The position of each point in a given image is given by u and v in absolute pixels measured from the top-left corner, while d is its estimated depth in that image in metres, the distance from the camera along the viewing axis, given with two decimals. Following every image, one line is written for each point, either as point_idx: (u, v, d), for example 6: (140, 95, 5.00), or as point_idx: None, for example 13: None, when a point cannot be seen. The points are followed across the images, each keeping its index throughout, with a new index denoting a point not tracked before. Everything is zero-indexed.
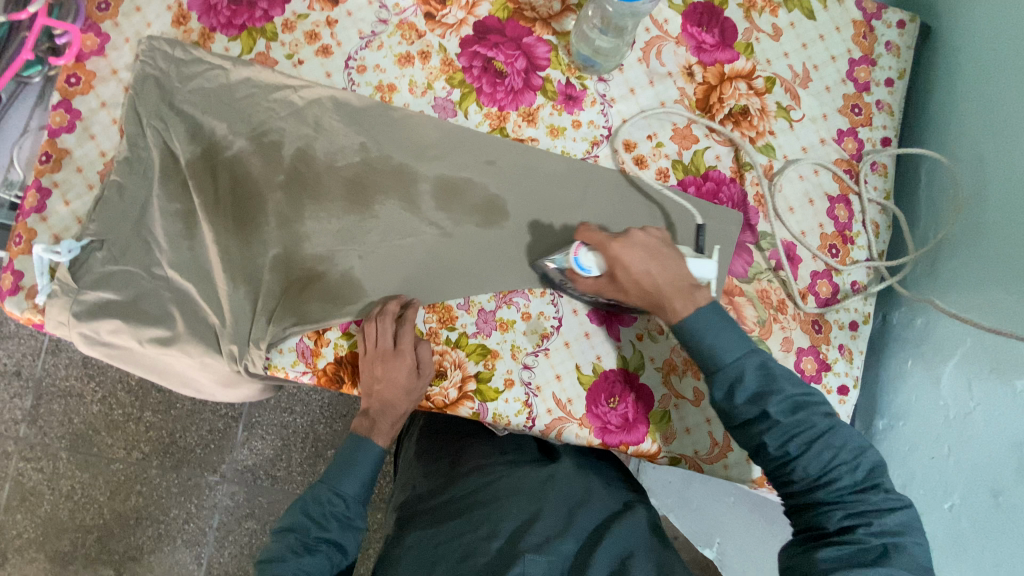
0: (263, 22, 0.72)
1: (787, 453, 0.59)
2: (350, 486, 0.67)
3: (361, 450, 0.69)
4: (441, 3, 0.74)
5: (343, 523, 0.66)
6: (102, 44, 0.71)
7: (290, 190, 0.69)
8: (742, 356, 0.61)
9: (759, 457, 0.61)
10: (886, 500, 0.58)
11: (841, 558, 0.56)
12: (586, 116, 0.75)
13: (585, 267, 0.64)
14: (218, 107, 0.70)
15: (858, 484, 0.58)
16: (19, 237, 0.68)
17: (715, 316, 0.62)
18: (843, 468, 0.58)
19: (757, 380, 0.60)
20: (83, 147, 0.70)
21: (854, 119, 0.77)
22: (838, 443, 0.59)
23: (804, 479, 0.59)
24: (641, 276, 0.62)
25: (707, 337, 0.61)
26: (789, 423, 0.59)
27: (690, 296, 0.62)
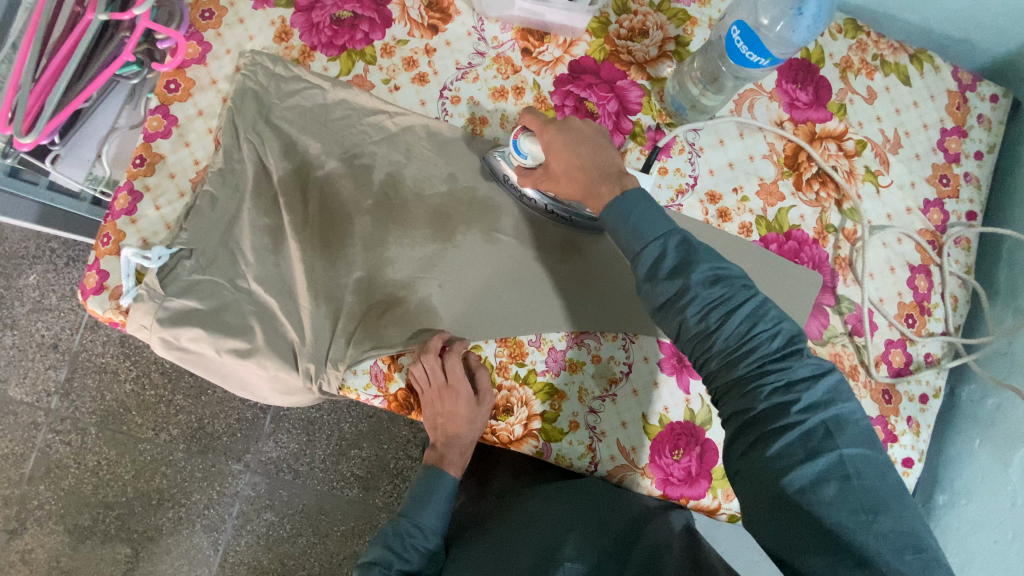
0: (363, 45, 0.73)
1: (708, 325, 0.55)
2: (428, 518, 0.67)
3: (438, 482, 0.69)
4: (539, 39, 0.74)
5: (424, 554, 0.65)
6: (204, 53, 0.72)
7: (378, 216, 0.71)
8: (662, 230, 0.58)
9: (682, 339, 0.57)
10: (811, 368, 0.53)
11: (788, 450, 0.50)
12: (673, 163, 0.74)
13: (523, 150, 0.66)
14: (314, 127, 0.71)
15: (781, 355, 0.54)
16: (107, 237, 0.69)
17: (638, 206, 0.59)
18: (765, 336, 0.54)
19: (675, 255, 0.57)
20: (177, 154, 0.71)
21: (941, 190, 0.76)
22: (759, 311, 0.55)
23: (726, 352, 0.55)
24: (571, 161, 0.63)
25: (628, 218, 0.59)
26: (708, 292, 0.55)
27: (618, 181, 0.61)
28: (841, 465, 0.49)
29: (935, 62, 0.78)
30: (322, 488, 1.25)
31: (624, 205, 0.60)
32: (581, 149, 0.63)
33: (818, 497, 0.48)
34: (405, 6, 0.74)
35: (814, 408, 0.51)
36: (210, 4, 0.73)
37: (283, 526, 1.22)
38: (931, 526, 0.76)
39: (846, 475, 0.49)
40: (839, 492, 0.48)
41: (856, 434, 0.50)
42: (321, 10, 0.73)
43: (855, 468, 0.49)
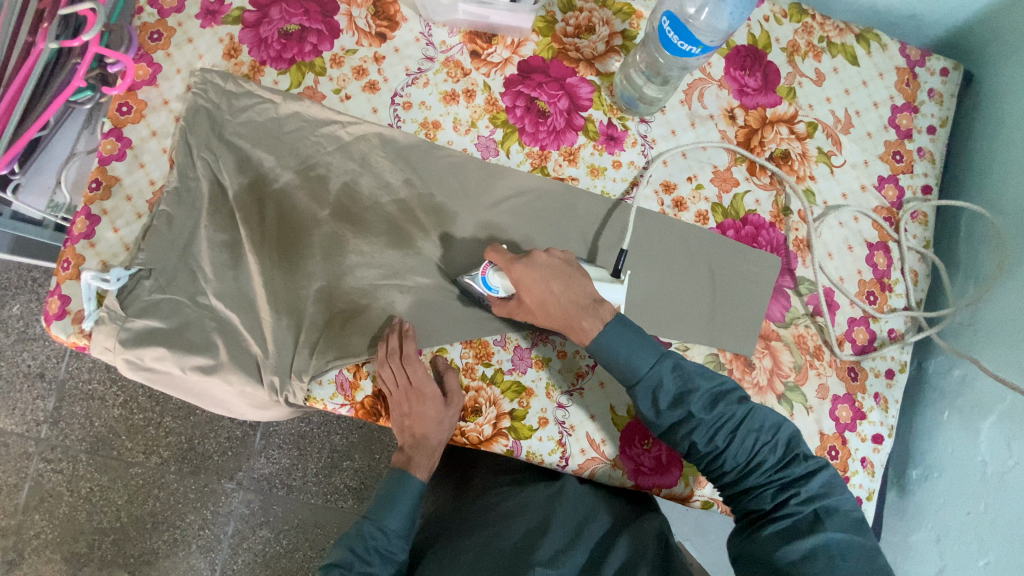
0: (312, 56, 0.73)
1: (715, 446, 0.60)
2: (393, 520, 0.67)
3: (404, 486, 0.69)
4: (487, 41, 0.75)
5: (386, 557, 0.65)
6: (154, 74, 0.72)
7: (335, 225, 0.71)
8: (655, 358, 0.61)
9: (691, 456, 0.62)
10: (807, 467, 0.59)
11: (786, 538, 0.57)
12: (626, 156, 0.75)
13: (491, 286, 0.65)
14: (267, 141, 0.71)
15: (781, 461, 0.60)
16: (67, 262, 0.69)
17: (628, 331, 0.61)
18: (765, 448, 0.60)
19: (674, 381, 0.61)
20: (133, 175, 0.71)
21: (895, 166, 0.76)
22: (757, 425, 0.60)
23: (735, 468, 0.60)
24: (543, 296, 0.62)
25: (621, 351, 0.61)
26: (711, 417, 0.60)
27: (596, 313, 0.62)
28: (828, 547, 0.56)
29: (883, 41, 0.78)
30: (317, 502, 1.24)
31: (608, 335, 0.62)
32: (553, 286, 0.62)
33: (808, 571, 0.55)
34: (352, 16, 0.74)
35: (813, 502, 0.58)
36: (158, 25, 0.73)
37: (279, 542, 1.22)
38: (906, 501, 0.74)
39: (834, 553, 0.55)
40: (832, 570, 0.55)
41: (846, 519, 0.58)
42: (268, 25, 0.73)
43: (844, 549, 0.56)
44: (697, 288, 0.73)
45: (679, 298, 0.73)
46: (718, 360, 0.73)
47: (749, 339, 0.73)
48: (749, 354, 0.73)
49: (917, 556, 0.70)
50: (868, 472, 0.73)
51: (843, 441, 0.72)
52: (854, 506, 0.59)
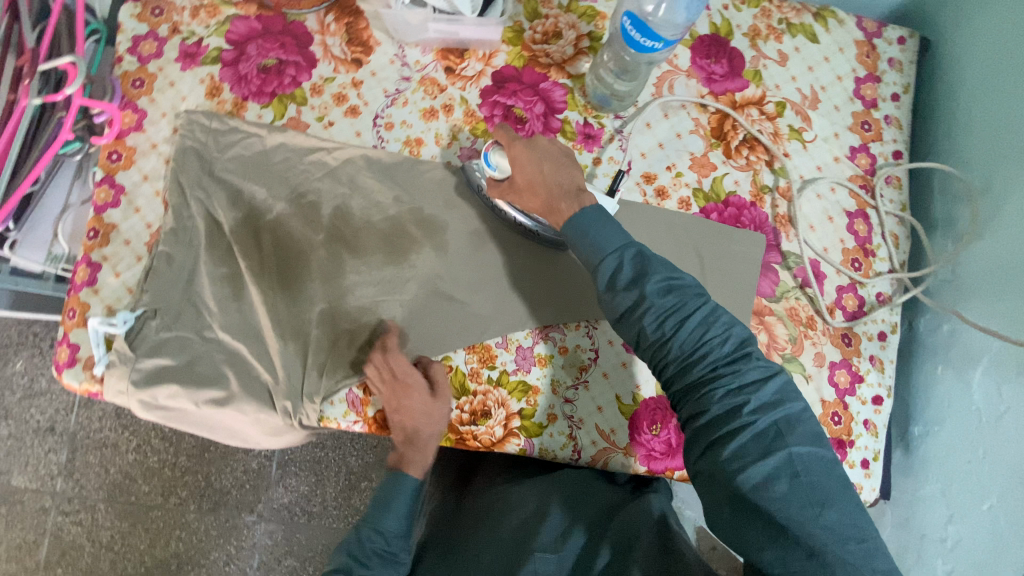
0: (292, 88, 0.75)
1: (663, 333, 0.57)
2: (390, 522, 0.68)
3: (398, 486, 0.70)
4: (460, 56, 0.77)
5: (386, 559, 0.66)
6: (140, 119, 0.74)
7: (331, 248, 0.73)
8: (620, 242, 0.60)
9: (640, 347, 0.60)
10: (761, 370, 0.55)
11: (742, 450, 0.52)
12: (606, 152, 0.77)
13: (491, 162, 0.69)
14: (257, 173, 0.74)
15: (733, 357, 0.56)
16: (73, 311, 0.70)
17: (594, 213, 0.62)
18: (716, 340, 0.56)
19: (632, 266, 0.59)
20: (129, 221, 0.73)
21: (865, 135, 0.79)
22: (709, 318, 0.57)
23: (682, 359, 0.57)
24: (534, 176, 0.65)
25: (587, 233, 0.61)
26: (662, 301, 0.57)
27: (577, 198, 0.64)
28: (790, 462, 0.51)
29: (840, 17, 0.81)
30: (339, 526, 1.25)
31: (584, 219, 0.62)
32: (545, 168, 0.65)
33: (768, 493, 0.50)
34: (327, 45, 0.76)
35: (766, 408, 0.53)
36: (139, 73, 0.75)
37: (306, 570, 1.23)
38: (911, 458, 0.76)
39: (795, 471, 0.51)
40: (792, 489, 0.50)
41: (805, 432, 0.53)
42: (247, 62, 0.75)
43: (804, 465, 0.51)
44: (688, 272, 0.75)
45: None
46: None
47: (744, 317, 0.75)
48: None
49: (927, 509, 0.72)
50: (872, 433, 0.75)
51: (844, 406, 0.75)
52: (815, 420, 0.53)
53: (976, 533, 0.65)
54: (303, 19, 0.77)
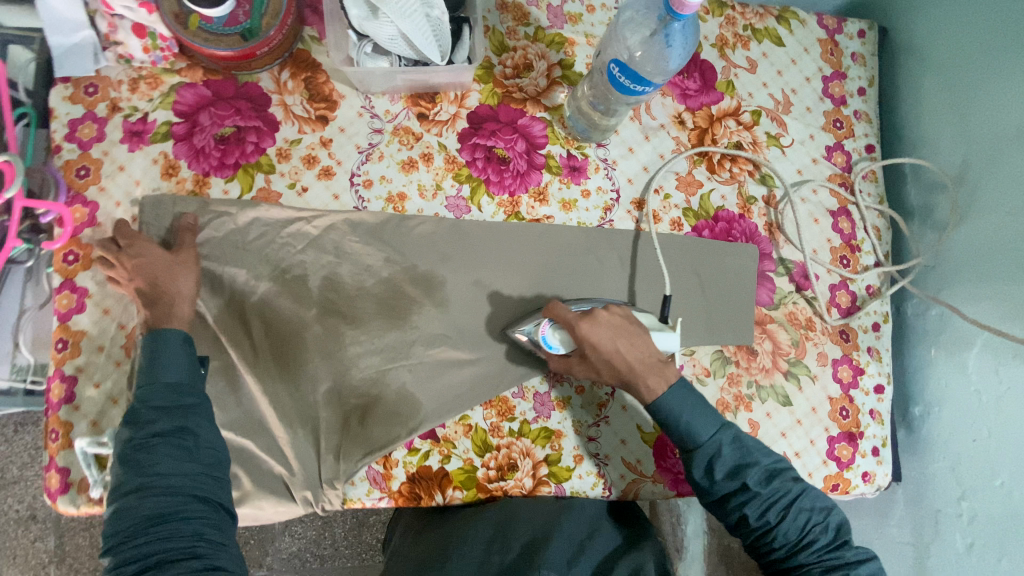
0: (256, 156, 0.70)
1: (767, 522, 0.59)
2: (166, 372, 0.58)
3: (160, 340, 0.60)
4: (431, 101, 0.73)
5: (176, 411, 0.57)
6: (92, 212, 0.67)
7: (326, 322, 0.70)
8: (715, 428, 0.62)
9: (738, 529, 0.62)
10: (860, 556, 0.59)
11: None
12: (593, 183, 0.76)
13: (552, 343, 0.65)
14: (234, 254, 0.68)
15: (832, 544, 0.59)
16: (55, 433, 0.65)
17: (691, 396, 0.62)
18: (818, 529, 0.59)
19: (733, 452, 0.61)
20: (99, 325, 0.67)
21: (838, 133, 0.80)
22: (809, 505, 0.60)
23: (784, 545, 0.60)
24: (610, 354, 0.62)
25: (683, 413, 0.62)
26: (765, 492, 0.60)
27: (662, 372, 0.63)
28: None
29: (801, 17, 0.81)
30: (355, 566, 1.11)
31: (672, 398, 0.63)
32: (622, 345, 0.63)
33: None
34: (287, 105, 0.71)
35: None
36: (82, 160, 0.68)
37: None
38: (915, 438, 0.80)
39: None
40: None
41: None
42: (202, 133, 0.70)
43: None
44: (689, 293, 0.76)
45: (676, 307, 0.75)
46: (724, 355, 0.76)
47: (747, 329, 0.76)
48: (749, 342, 0.76)
49: (939, 485, 0.76)
50: (879, 421, 0.78)
51: (851, 400, 0.78)
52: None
53: (990, 507, 0.69)
54: (256, 79, 0.71)
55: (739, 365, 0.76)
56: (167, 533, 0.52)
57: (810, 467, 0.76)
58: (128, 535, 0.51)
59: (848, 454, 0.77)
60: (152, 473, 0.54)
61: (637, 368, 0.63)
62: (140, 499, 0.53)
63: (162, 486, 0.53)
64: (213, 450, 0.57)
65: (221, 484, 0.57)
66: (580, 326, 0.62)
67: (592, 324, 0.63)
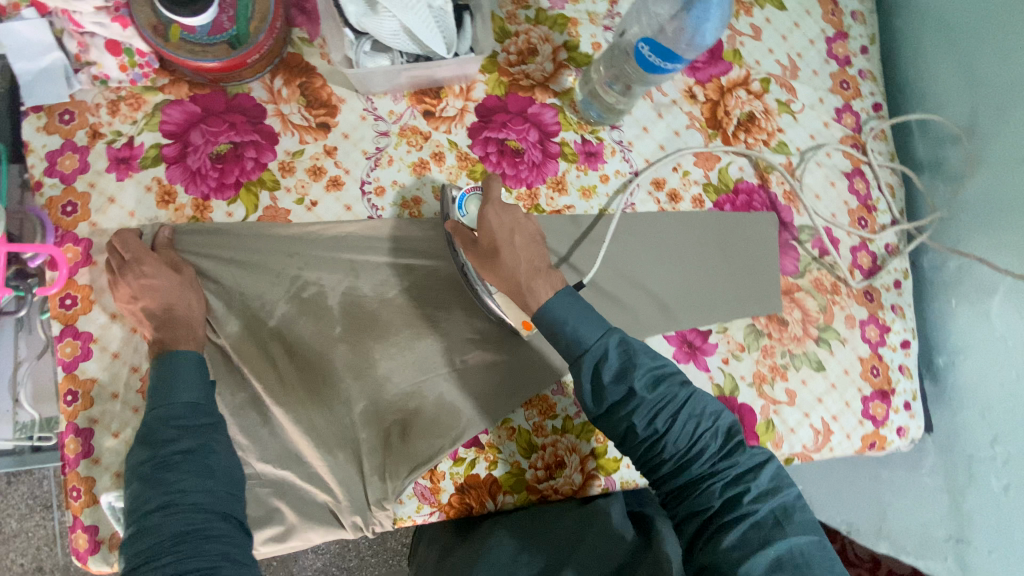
0: (257, 172, 0.66)
1: (657, 429, 0.57)
2: (183, 393, 0.57)
3: (169, 366, 0.57)
4: (436, 97, 0.70)
5: (195, 429, 0.55)
6: (87, 250, 0.62)
7: (354, 340, 0.66)
8: (602, 332, 0.58)
9: (629, 440, 0.59)
10: (754, 459, 0.57)
11: (744, 541, 0.53)
12: (610, 167, 0.74)
13: (465, 207, 0.66)
14: (247, 279, 0.64)
15: (725, 450, 0.58)
16: (76, 490, 0.61)
17: (575, 301, 0.59)
18: (708, 435, 0.57)
19: (619, 356, 0.58)
20: (110, 370, 0.62)
21: (845, 94, 0.80)
22: (698, 411, 0.58)
23: (675, 455, 0.57)
24: (503, 243, 0.61)
25: (568, 321, 0.58)
26: (653, 398, 0.57)
27: (549, 278, 0.60)
28: (790, 553, 0.52)
29: None
30: None
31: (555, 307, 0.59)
32: (516, 240, 0.62)
33: None
34: (284, 115, 0.67)
35: (764, 498, 0.55)
36: (67, 195, 0.63)
37: None
38: (941, 387, 0.82)
39: (796, 562, 0.52)
40: None
41: (800, 518, 0.55)
42: (195, 153, 0.65)
43: (805, 555, 0.52)
44: (715, 269, 0.75)
45: (704, 285, 0.75)
46: (756, 328, 0.76)
47: (776, 300, 0.76)
48: (779, 312, 0.76)
49: (969, 431, 0.78)
50: (908, 376, 0.79)
51: (880, 358, 0.79)
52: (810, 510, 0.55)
53: None
54: (247, 90, 0.66)
55: (772, 336, 0.76)
56: (189, 551, 0.48)
57: (847, 429, 0.77)
58: (151, 554, 0.48)
59: (883, 412, 0.78)
60: (174, 490, 0.51)
61: (522, 269, 0.60)
62: (163, 515, 0.50)
63: (187, 502, 0.51)
64: (231, 469, 0.55)
65: (240, 502, 0.55)
66: (482, 210, 0.63)
67: (499, 214, 0.62)
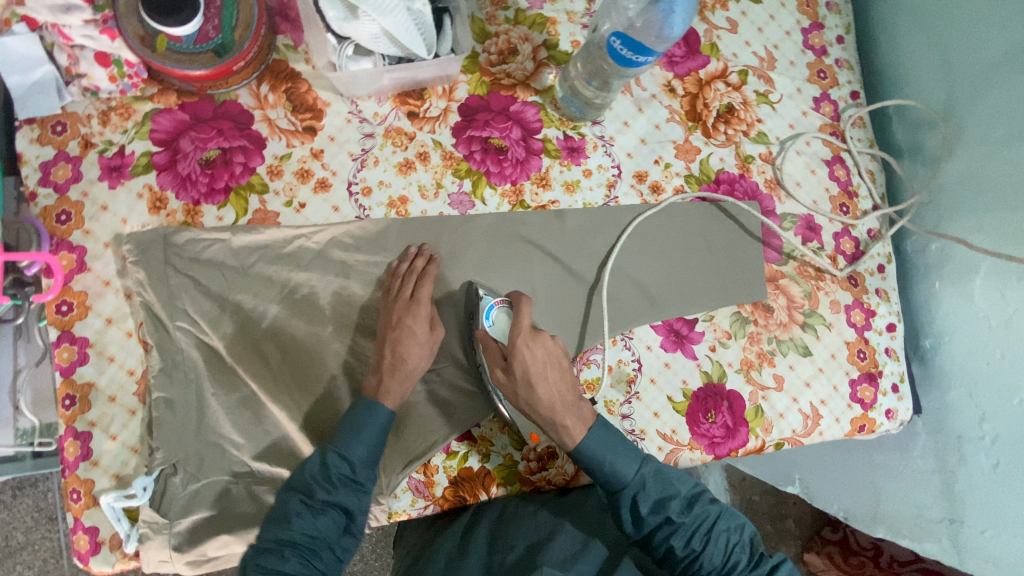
0: (246, 177, 0.67)
1: (693, 550, 0.59)
2: (358, 450, 0.60)
3: (367, 417, 0.62)
4: (419, 98, 0.71)
5: (350, 486, 0.60)
6: (81, 257, 0.64)
7: (345, 338, 0.68)
8: (637, 465, 0.61)
9: (667, 563, 0.61)
10: (777, 562, 0.61)
11: None
12: (593, 162, 0.75)
13: (492, 317, 0.67)
14: (238, 281, 0.66)
15: (751, 560, 0.61)
16: (76, 492, 0.62)
17: (610, 434, 0.62)
18: (736, 549, 0.61)
19: (655, 486, 0.61)
20: (106, 374, 0.64)
21: (823, 83, 0.81)
22: (726, 527, 0.61)
23: (712, 574, 0.59)
24: (541, 378, 0.63)
25: (606, 458, 0.61)
26: (688, 521, 0.59)
27: (580, 410, 0.64)
28: None
29: None
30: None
31: (593, 443, 0.62)
32: (550, 375, 0.64)
33: None
34: (271, 120, 0.68)
35: None
36: (61, 204, 0.64)
37: None
38: (929, 369, 0.83)
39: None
40: None
41: None
42: (185, 160, 0.66)
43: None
44: (699, 258, 0.76)
45: (689, 274, 0.76)
46: (742, 316, 0.77)
47: (760, 287, 0.77)
48: (764, 299, 0.78)
49: (957, 412, 0.79)
50: (895, 358, 0.80)
51: (866, 341, 0.80)
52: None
53: (1011, 426, 0.72)
54: (234, 97, 0.68)
55: (758, 323, 0.77)
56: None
57: (836, 412, 0.78)
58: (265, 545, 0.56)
59: (871, 395, 0.79)
60: (309, 526, 0.57)
61: (557, 406, 0.63)
62: (294, 553, 0.56)
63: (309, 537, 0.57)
64: (348, 539, 0.61)
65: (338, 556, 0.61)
66: (514, 338, 0.63)
67: (530, 345, 0.64)
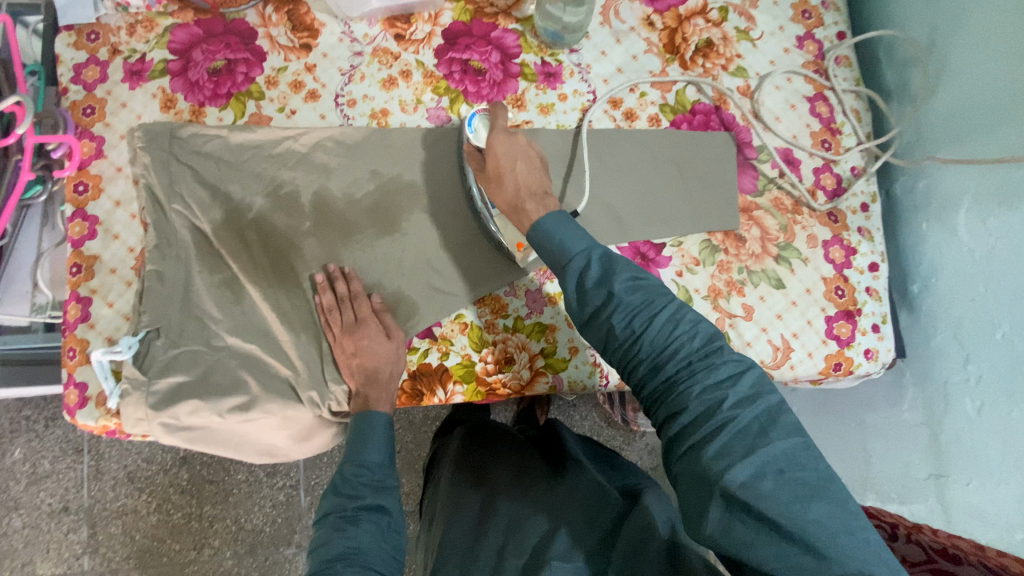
0: (246, 84, 0.75)
1: (634, 331, 0.55)
2: (371, 453, 0.65)
3: (369, 425, 0.66)
4: (406, 22, 0.77)
5: (375, 487, 0.63)
6: (99, 147, 0.73)
7: (321, 234, 0.72)
8: (587, 243, 0.60)
9: (611, 347, 0.57)
10: (735, 365, 0.53)
11: (725, 449, 0.49)
12: (569, 87, 0.78)
13: (474, 126, 0.70)
14: (229, 173, 0.72)
15: (705, 355, 0.54)
16: (73, 350, 0.69)
17: (563, 216, 0.62)
18: (687, 340, 0.55)
19: (601, 265, 0.58)
20: (110, 249, 0.71)
21: (807, 23, 0.82)
22: (678, 317, 0.55)
23: (657, 361, 0.55)
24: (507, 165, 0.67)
25: (554, 234, 0.61)
26: (630, 298, 0.56)
27: (543, 200, 0.64)
28: (772, 459, 0.48)
29: None
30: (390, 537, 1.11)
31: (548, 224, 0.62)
32: (518, 166, 0.67)
33: (758, 491, 0.47)
34: (272, 37, 0.76)
35: (745, 402, 0.51)
36: (89, 100, 0.73)
37: None
38: (917, 315, 0.81)
39: (780, 467, 0.48)
40: (780, 486, 0.47)
41: (788, 425, 0.50)
42: (195, 68, 0.74)
43: (788, 459, 0.48)
44: (670, 183, 0.77)
45: (659, 198, 0.77)
46: (712, 244, 0.77)
47: (732, 216, 0.77)
48: (736, 229, 0.77)
49: (945, 356, 0.76)
50: (876, 299, 0.78)
51: (845, 279, 0.78)
52: (793, 411, 0.51)
53: (995, 362, 0.68)
54: (243, 16, 0.76)
55: (728, 252, 0.77)
56: None
57: (809, 347, 0.75)
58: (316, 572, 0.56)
59: (848, 332, 0.76)
60: (352, 538, 0.58)
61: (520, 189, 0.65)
62: (345, 564, 0.56)
63: (356, 546, 0.57)
64: (397, 533, 0.62)
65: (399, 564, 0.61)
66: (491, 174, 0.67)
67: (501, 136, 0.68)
